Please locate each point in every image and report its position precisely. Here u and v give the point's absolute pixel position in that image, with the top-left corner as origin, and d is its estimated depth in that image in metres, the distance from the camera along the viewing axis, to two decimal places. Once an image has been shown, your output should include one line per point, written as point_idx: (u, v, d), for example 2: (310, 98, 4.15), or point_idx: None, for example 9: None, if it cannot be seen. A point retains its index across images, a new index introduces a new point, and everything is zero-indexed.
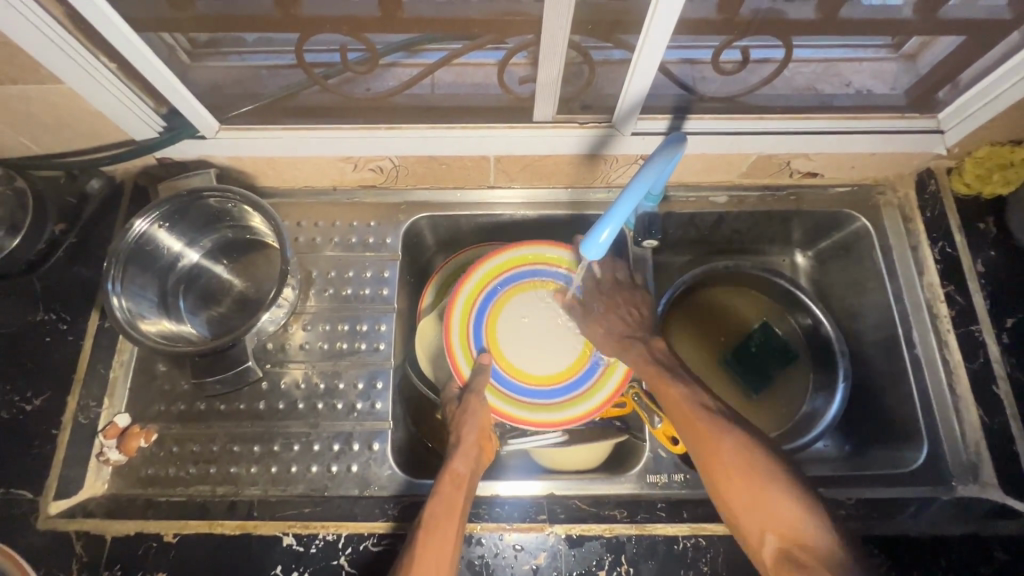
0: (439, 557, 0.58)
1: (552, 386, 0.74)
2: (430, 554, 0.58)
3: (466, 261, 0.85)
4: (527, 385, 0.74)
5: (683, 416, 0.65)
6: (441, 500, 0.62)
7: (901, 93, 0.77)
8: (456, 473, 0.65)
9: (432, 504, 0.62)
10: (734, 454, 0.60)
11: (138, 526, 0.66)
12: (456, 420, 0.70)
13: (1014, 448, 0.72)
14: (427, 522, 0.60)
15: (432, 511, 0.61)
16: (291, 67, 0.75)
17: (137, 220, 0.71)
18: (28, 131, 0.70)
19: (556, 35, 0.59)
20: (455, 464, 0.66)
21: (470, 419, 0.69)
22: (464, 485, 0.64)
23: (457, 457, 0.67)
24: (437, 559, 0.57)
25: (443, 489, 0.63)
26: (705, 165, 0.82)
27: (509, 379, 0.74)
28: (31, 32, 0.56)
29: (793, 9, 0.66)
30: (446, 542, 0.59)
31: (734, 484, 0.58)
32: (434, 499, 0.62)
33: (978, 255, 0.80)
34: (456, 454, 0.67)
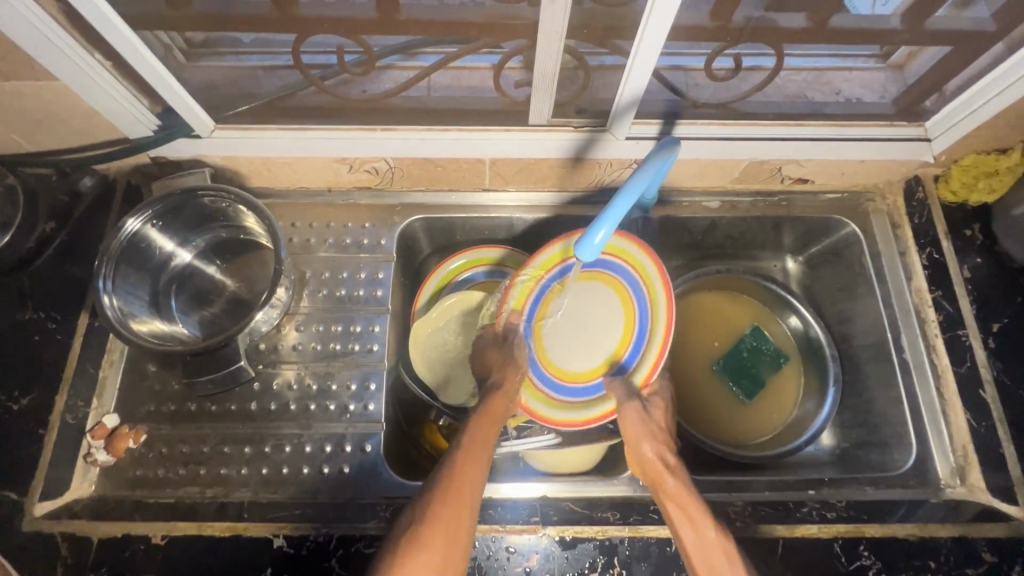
0: (475, 482, 0.58)
1: (581, 382, 0.72)
2: (467, 477, 0.58)
3: (448, 271, 0.85)
4: (554, 378, 0.72)
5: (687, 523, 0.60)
6: (479, 431, 0.63)
7: (890, 102, 0.79)
8: (494, 407, 0.66)
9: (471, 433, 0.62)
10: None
11: (125, 527, 0.65)
12: (498, 370, 0.70)
13: (1001, 451, 0.73)
14: (465, 448, 0.61)
15: (469, 440, 0.62)
16: (287, 69, 0.75)
17: (129, 218, 0.70)
18: (20, 129, 0.70)
19: (552, 40, 0.60)
20: (494, 401, 0.66)
21: (512, 365, 0.70)
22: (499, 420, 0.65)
23: (497, 394, 0.67)
24: (473, 483, 0.58)
25: (481, 421, 0.64)
26: (698, 170, 0.83)
27: (552, 376, 0.72)
28: (26, 28, 0.55)
29: (784, 17, 0.68)
30: (482, 468, 0.60)
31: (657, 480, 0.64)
32: (472, 429, 0.63)
33: (965, 261, 0.82)
34: (497, 393, 0.67)
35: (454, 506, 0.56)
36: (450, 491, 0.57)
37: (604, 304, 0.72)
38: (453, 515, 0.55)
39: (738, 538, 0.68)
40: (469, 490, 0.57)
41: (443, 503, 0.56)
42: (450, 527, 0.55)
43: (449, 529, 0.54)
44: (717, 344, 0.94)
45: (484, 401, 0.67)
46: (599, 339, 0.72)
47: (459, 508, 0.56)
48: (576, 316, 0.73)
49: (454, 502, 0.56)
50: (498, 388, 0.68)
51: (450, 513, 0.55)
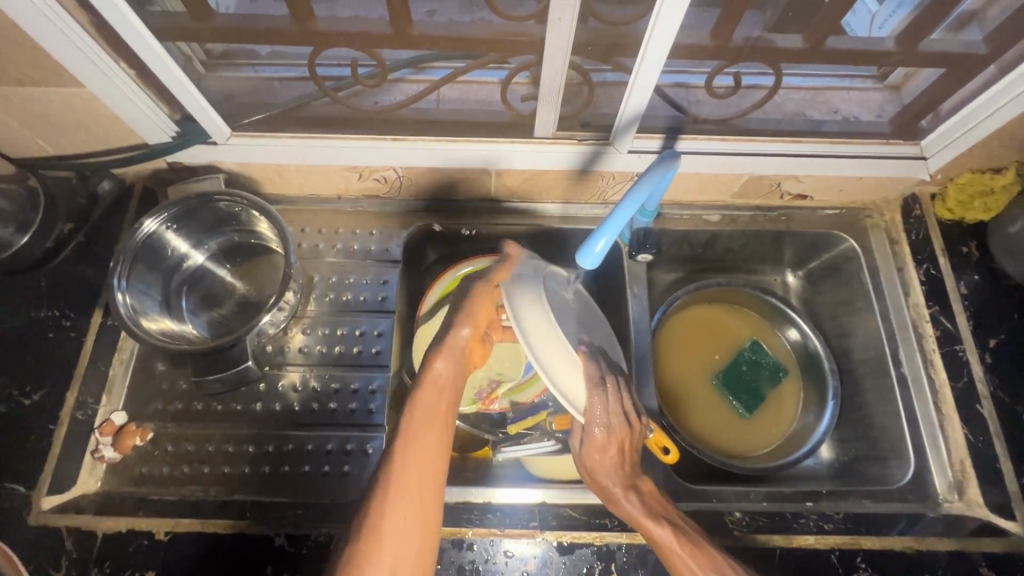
0: (420, 475, 0.52)
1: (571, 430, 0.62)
2: (412, 469, 0.52)
3: (456, 276, 0.84)
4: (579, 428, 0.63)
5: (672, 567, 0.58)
6: (422, 404, 0.56)
7: (887, 121, 0.81)
8: (440, 374, 0.58)
9: (413, 415, 0.55)
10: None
11: (129, 523, 0.66)
12: (456, 319, 0.61)
13: (998, 466, 0.74)
14: (407, 432, 0.54)
15: (417, 417, 0.55)
16: (302, 80, 0.78)
17: (146, 220, 0.73)
18: (44, 134, 0.72)
19: (557, 57, 0.62)
20: (443, 360, 0.59)
21: (472, 313, 0.61)
22: (449, 386, 0.58)
23: (441, 356, 0.59)
24: (418, 474, 0.52)
25: (424, 391, 0.57)
26: (698, 184, 0.85)
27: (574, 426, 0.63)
28: (57, 37, 0.58)
29: (782, 38, 0.70)
30: (427, 452, 0.53)
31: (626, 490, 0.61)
32: (412, 406, 0.56)
33: (961, 278, 0.83)
34: (444, 347, 0.59)
35: (399, 508, 0.50)
36: (395, 491, 0.51)
37: (551, 349, 0.59)
38: (405, 515, 0.50)
39: (734, 547, 0.69)
40: (414, 486, 0.52)
41: (389, 503, 0.50)
42: (400, 531, 0.50)
43: (396, 533, 0.50)
44: (719, 356, 0.95)
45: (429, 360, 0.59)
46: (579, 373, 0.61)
47: (407, 509, 0.51)
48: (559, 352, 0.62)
49: (403, 501, 0.51)
50: (450, 344, 0.59)
51: (396, 515, 0.50)
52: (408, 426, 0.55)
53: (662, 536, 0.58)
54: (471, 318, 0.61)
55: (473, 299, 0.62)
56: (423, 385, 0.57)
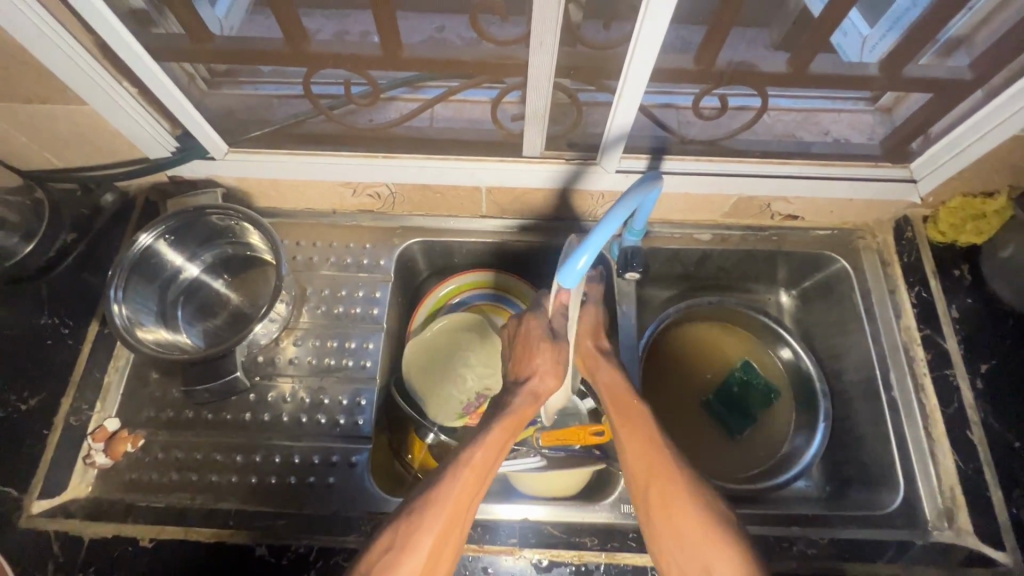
0: (468, 504, 0.58)
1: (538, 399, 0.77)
2: (464, 499, 0.58)
3: (439, 296, 0.88)
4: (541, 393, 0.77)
5: (643, 459, 0.63)
6: (494, 441, 0.62)
7: (877, 143, 0.81)
8: (516, 421, 0.64)
9: (483, 450, 0.61)
10: (693, 521, 0.58)
11: (116, 529, 0.68)
12: (542, 370, 0.66)
13: (988, 494, 0.72)
14: (473, 465, 0.60)
15: (484, 453, 0.61)
16: (299, 98, 0.80)
17: (143, 233, 0.75)
18: (50, 148, 0.75)
19: (541, 79, 0.64)
20: (523, 411, 0.65)
21: (560, 370, 0.66)
22: (514, 435, 0.64)
23: (525, 405, 0.65)
24: (466, 504, 0.58)
25: (499, 433, 0.63)
26: (688, 204, 0.86)
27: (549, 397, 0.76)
28: (61, 58, 0.61)
29: (766, 63, 0.71)
30: (479, 487, 0.60)
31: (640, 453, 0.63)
32: (485, 446, 0.61)
33: (953, 301, 0.82)
34: (528, 400, 0.65)
35: (442, 528, 0.56)
36: (445, 513, 0.57)
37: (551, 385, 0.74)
38: (444, 531, 0.56)
39: None
40: (460, 515, 0.58)
41: (438, 522, 0.56)
42: (436, 549, 0.55)
43: (434, 550, 0.55)
44: (711, 375, 0.95)
45: (510, 409, 0.65)
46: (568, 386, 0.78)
47: (450, 531, 0.56)
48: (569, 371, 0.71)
49: (448, 519, 0.56)
50: (537, 394, 0.66)
51: (440, 534, 0.56)
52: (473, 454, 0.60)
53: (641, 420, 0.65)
54: (557, 371, 0.66)
55: (558, 352, 0.67)
56: (500, 424, 0.63)
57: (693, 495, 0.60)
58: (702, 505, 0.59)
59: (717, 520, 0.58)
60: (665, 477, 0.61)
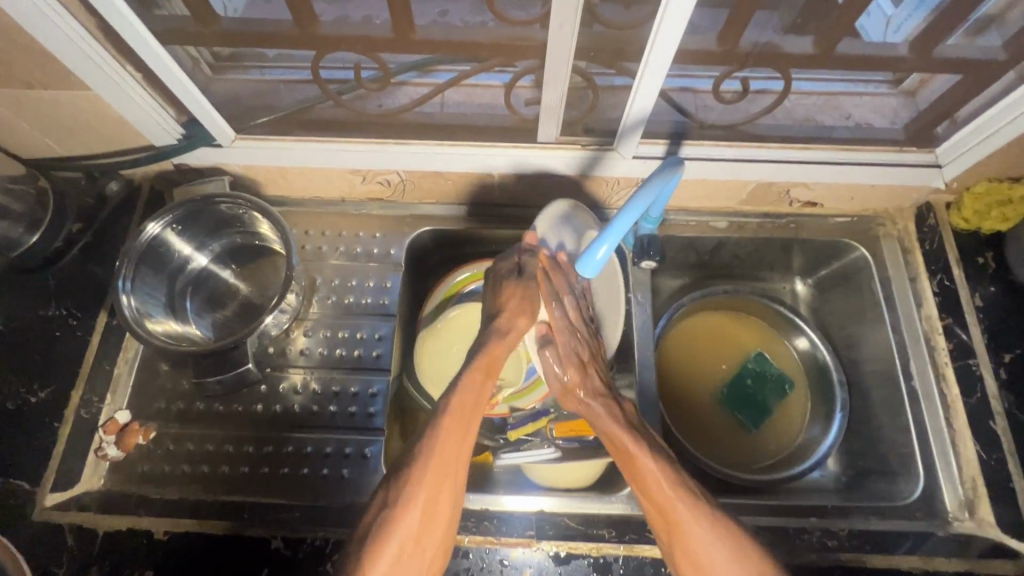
0: (458, 452, 0.57)
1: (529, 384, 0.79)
2: (450, 451, 0.56)
3: (452, 285, 0.82)
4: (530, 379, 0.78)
5: (647, 495, 0.58)
6: (471, 385, 0.61)
7: (901, 127, 0.79)
8: (493, 362, 0.63)
9: (460, 395, 0.60)
10: (721, 558, 0.53)
11: (129, 521, 0.67)
12: (512, 308, 0.66)
13: (1011, 485, 0.71)
14: (454, 412, 0.58)
15: (465, 398, 0.60)
16: (306, 83, 0.78)
17: (150, 222, 0.74)
18: (54, 136, 0.74)
19: (560, 60, 0.61)
20: (496, 348, 0.63)
21: (528, 308, 0.66)
22: (492, 375, 0.63)
23: (494, 343, 0.63)
24: (457, 455, 0.57)
25: (475, 377, 0.61)
26: (705, 190, 0.84)
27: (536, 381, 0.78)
28: (63, 42, 0.59)
29: (790, 44, 0.69)
30: (466, 436, 0.58)
31: (649, 485, 0.58)
32: (461, 391, 0.60)
33: (977, 290, 0.81)
34: (498, 340, 0.64)
35: (432, 480, 0.54)
36: (434, 463, 0.55)
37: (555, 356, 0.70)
38: (436, 486, 0.55)
39: None
40: (451, 466, 0.56)
41: (427, 476, 0.54)
42: (431, 502, 0.54)
43: (430, 503, 0.54)
44: (726, 366, 0.93)
45: (482, 350, 0.63)
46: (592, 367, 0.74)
47: (443, 479, 0.55)
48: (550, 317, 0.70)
49: (436, 473, 0.55)
50: (505, 331, 0.64)
51: (434, 486, 0.54)
52: (453, 402, 0.59)
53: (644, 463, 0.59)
54: (528, 308, 0.66)
55: (527, 289, 0.66)
56: (475, 368, 0.62)
57: (712, 532, 0.55)
58: (723, 537, 0.54)
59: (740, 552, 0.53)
60: (680, 518, 0.56)
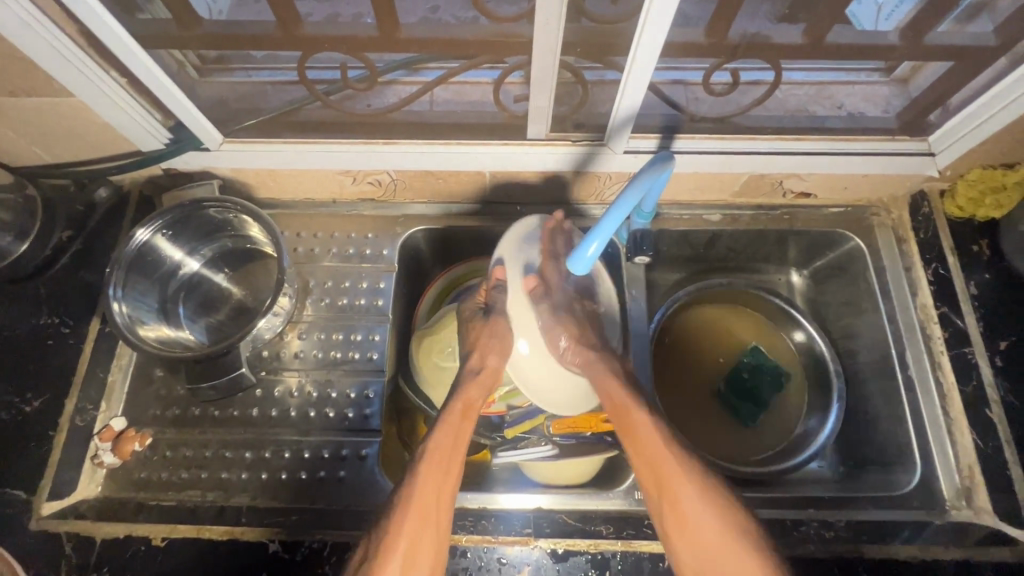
0: (436, 498, 0.58)
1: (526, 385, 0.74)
2: (430, 494, 0.58)
3: (440, 289, 0.85)
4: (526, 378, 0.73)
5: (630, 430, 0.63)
6: (447, 428, 0.62)
7: (893, 116, 0.78)
8: (469, 403, 0.64)
9: (435, 439, 0.61)
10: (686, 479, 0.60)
11: (127, 529, 0.67)
12: (479, 347, 0.65)
13: (1007, 472, 0.71)
14: (431, 457, 0.60)
15: (443, 440, 0.61)
16: (294, 84, 0.78)
17: (140, 229, 0.74)
18: (40, 143, 0.73)
19: (547, 56, 0.60)
20: (469, 390, 0.64)
21: (495, 343, 0.64)
22: (471, 416, 0.63)
23: (469, 384, 0.64)
24: (438, 501, 0.58)
25: (450, 420, 0.63)
26: (698, 183, 0.83)
27: None
28: (45, 49, 0.59)
29: (779, 34, 0.68)
30: (447, 480, 0.59)
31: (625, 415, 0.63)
32: (436, 435, 0.62)
33: (972, 278, 0.80)
34: (467, 385, 0.64)
35: (412, 526, 0.57)
36: (412, 514, 0.57)
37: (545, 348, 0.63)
38: (417, 534, 0.57)
39: None
40: (433, 512, 0.58)
41: (407, 524, 0.57)
42: (413, 548, 0.56)
43: (412, 552, 0.56)
44: (722, 360, 0.93)
45: (452, 402, 0.64)
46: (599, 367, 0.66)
47: (423, 529, 0.57)
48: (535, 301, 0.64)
49: (415, 522, 0.57)
50: (475, 371, 0.64)
51: (415, 535, 0.56)
52: (428, 448, 0.61)
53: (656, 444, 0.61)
54: (495, 345, 0.64)
55: (490, 325, 0.65)
56: (450, 411, 0.63)
57: (714, 512, 0.59)
58: (724, 515, 0.59)
59: (739, 529, 0.58)
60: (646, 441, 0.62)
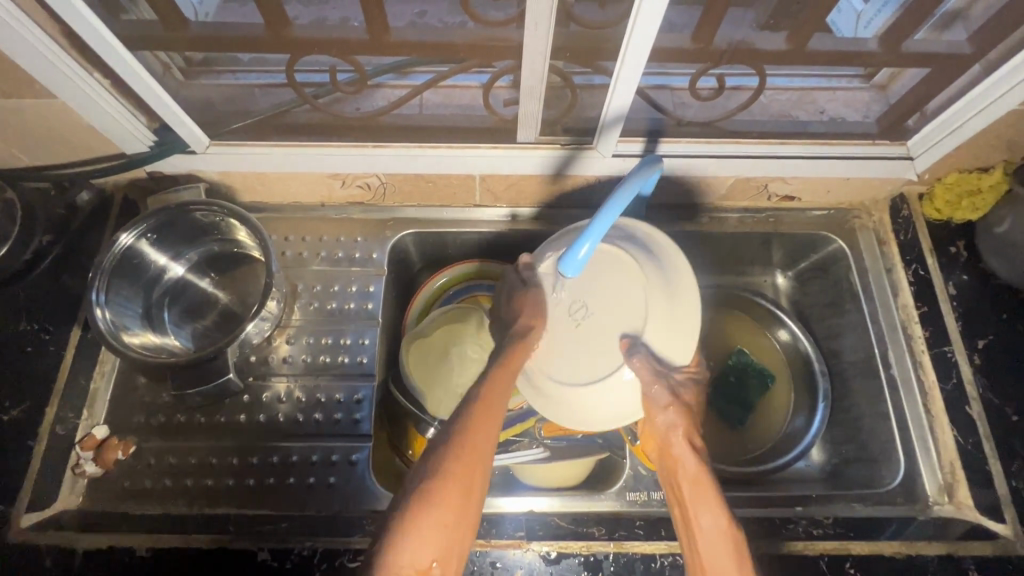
0: (486, 448, 0.52)
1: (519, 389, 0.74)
2: (478, 446, 0.52)
3: (434, 291, 0.85)
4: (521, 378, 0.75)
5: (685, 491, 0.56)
6: (499, 380, 0.55)
7: (873, 121, 0.80)
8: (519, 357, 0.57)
9: (488, 390, 0.55)
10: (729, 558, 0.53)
11: (110, 540, 0.65)
12: (528, 309, 0.59)
13: (987, 468, 0.73)
14: (482, 407, 0.53)
15: (493, 392, 0.55)
16: (282, 87, 0.77)
17: (123, 234, 0.72)
18: (19, 145, 0.72)
19: (535, 60, 0.61)
20: (521, 345, 0.57)
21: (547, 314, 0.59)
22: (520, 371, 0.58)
23: (520, 336, 0.58)
24: (485, 453, 0.52)
25: (503, 371, 0.56)
26: (685, 187, 0.84)
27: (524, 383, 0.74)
28: (26, 50, 0.58)
29: (763, 41, 0.70)
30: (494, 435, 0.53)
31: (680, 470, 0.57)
32: (488, 384, 0.55)
33: (951, 278, 0.83)
34: (523, 341, 0.57)
35: (458, 477, 0.50)
36: (464, 461, 0.50)
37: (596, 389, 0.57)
38: (461, 486, 0.50)
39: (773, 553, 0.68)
40: (478, 465, 0.51)
41: (452, 478, 0.50)
42: (459, 500, 0.49)
43: (456, 502, 0.49)
44: (713, 363, 0.94)
45: (505, 353, 0.57)
46: (639, 292, 0.58)
47: (473, 479, 0.50)
48: (555, 352, 0.58)
49: (463, 473, 0.50)
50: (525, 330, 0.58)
51: (460, 485, 0.50)
52: (481, 396, 0.54)
53: (709, 523, 0.54)
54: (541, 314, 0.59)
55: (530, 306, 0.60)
56: (505, 361, 0.56)
57: None
58: None
59: None
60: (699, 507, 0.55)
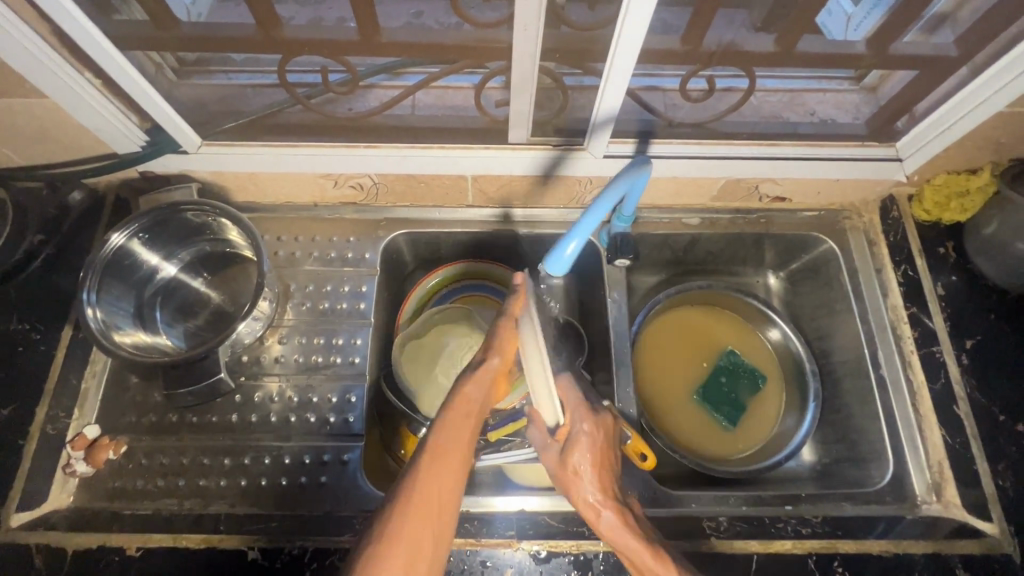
0: (440, 499, 0.50)
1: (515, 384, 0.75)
2: (428, 500, 0.49)
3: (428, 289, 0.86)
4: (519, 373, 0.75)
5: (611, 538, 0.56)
6: (450, 426, 0.54)
7: (863, 122, 0.81)
8: (469, 399, 0.56)
9: (439, 436, 0.53)
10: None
11: (102, 539, 0.66)
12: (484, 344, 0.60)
13: (974, 467, 0.74)
14: (435, 456, 0.52)
15: (444, 438, 0.53)
16: (274, 87, 0.77)
17: (115, 233, 0.72)
18: (10, 144, 0.72)
19: (525, 61, 0.61)
20: (467, 387, 0.57)
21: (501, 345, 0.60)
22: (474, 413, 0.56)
23: (471, 379, 0.57)
24: (438, 504, 0.49)
25: (455, 416, 0.55)
26: (676, 188, 0.85)
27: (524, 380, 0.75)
28: (16, 50, 0.58)
29: (752, 43, 0.70)
30: (448, 485, 0.51)
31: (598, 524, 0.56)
32: (439, 428, 0.54)
33: (940, 279, 0.83)
34: (470, 378, 0.57)
35: (408, 535, 0.47)
36: (415, 513, 0.48)
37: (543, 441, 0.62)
38: (411, 542, 0.47)
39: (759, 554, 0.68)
40: (430, 520, 0.49)
41: (403, 536, 0.47)
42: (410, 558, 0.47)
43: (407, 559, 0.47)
44: (707, 363, 0.94)
45: (455, 392, 0.57)
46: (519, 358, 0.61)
47: (423, 534, 0.48)
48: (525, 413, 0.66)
49: (411, 528, 0.48)
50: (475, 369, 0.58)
51: (411, 543, 0.47)
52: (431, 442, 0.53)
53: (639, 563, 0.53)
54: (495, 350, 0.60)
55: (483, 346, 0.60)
56: (454, 408, 0.55)
57: None
58: None
59: None
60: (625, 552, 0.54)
